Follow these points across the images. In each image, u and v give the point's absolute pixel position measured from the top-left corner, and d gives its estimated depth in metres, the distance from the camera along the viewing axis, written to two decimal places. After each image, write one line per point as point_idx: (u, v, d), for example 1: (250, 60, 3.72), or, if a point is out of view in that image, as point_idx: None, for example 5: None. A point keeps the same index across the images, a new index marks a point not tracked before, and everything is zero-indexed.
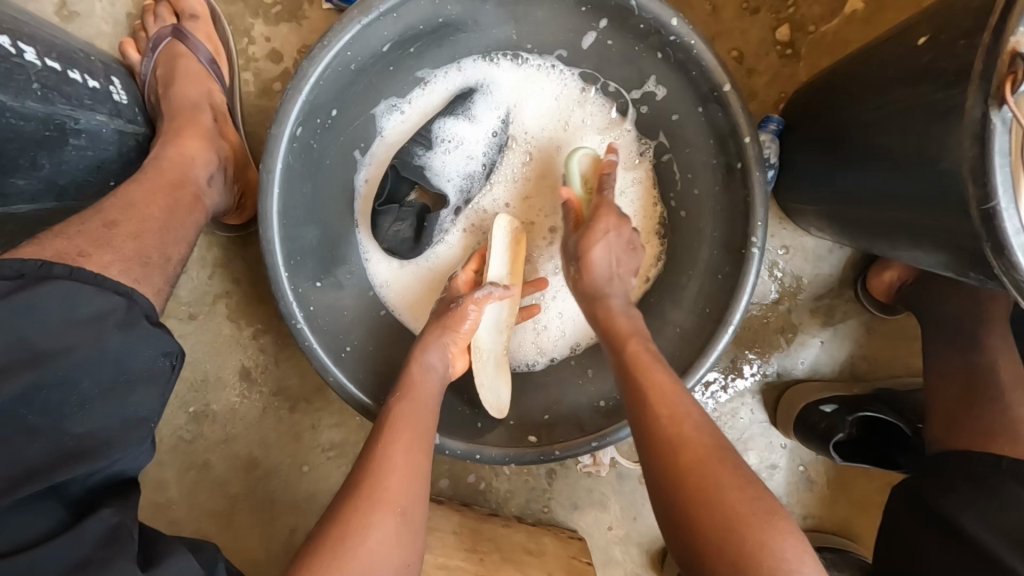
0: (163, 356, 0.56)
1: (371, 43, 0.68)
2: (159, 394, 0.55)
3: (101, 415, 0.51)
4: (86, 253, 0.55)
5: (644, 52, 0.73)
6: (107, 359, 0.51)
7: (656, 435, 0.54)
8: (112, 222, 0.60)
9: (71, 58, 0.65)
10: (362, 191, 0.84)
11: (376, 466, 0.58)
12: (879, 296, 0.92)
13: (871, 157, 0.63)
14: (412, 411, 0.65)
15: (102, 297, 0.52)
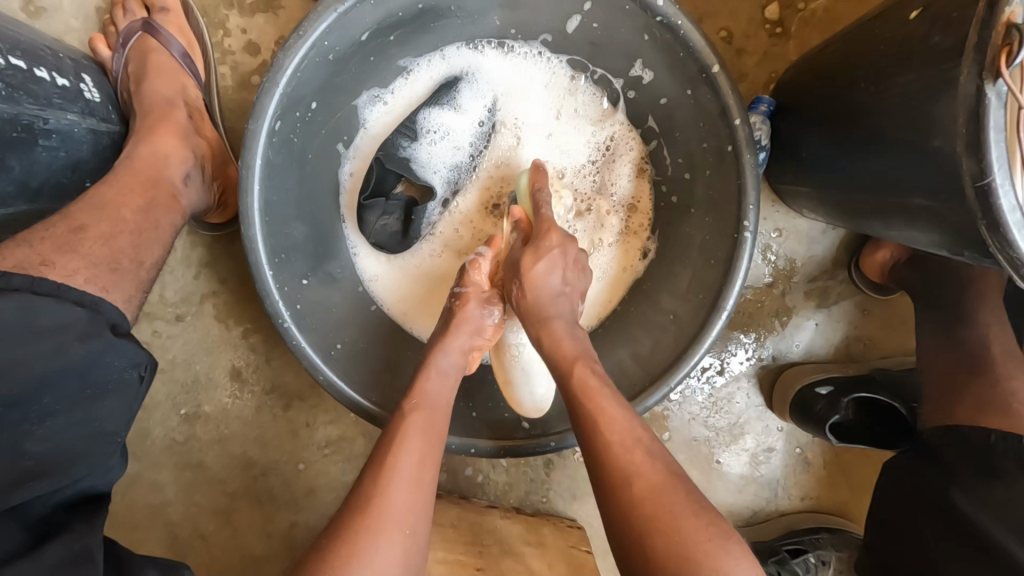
0: (132, 367, 0.55)
1: (350, 32, 0.66)
2: (128, 402, 0.55)
3: (68, 427, 0.51)
4: (50, 262, 0.55)
5: (630, 35, 0.71)
6: (77, 368, 0.50)
7: (612, 461, 0.55)
8: (79, 227, 0.60)
9: (37, 55, 0.63)
10: (346, 185, 0.82)
11: (382, 485, 0.56)
12: (874, 276, 0.92)
13: (870, 139, 0.61)
14: (421, 421, 0.63)
15: (62, 309, 0.50)
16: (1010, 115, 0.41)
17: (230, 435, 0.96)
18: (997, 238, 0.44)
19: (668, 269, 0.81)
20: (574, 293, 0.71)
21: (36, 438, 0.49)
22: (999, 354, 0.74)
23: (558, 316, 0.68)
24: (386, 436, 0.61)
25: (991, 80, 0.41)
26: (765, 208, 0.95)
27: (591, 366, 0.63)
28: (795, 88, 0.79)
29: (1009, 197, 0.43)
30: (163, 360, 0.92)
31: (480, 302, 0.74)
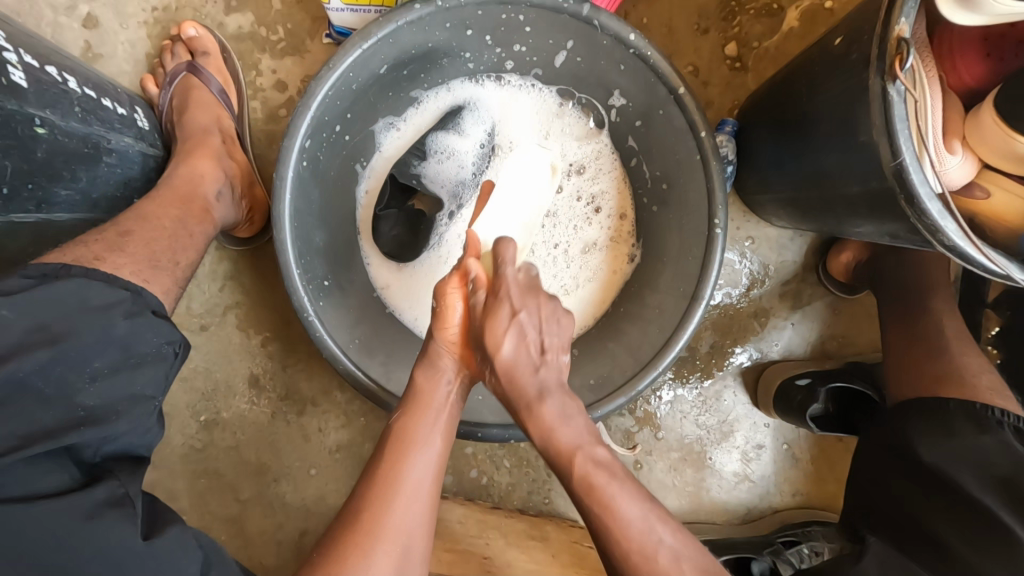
0: (167, 344, 0.62)
1: (372, 65, 0.77)
2: (162, 374, 0.61)
3: (112, 389, 0.56)
4: (101, 257, 0.62)
5: (608, 66, 0.83)
6: (121, 343, 0.57)
7: (629, 568, 0.57)
8: (127, 231, 0.68)
9: (103, 89, 0.74)
10: (362, 202, 0.93)
11: (381, 505, 0.60)
12: (839, 277, 1.02)
13: (819, 142, 0.72)
14: (425, 438, 0.65)
15: (110, 291, 0.58)
16: (908, 106, 0.52)
17: (245, 441, 1.00)
18: (916, 208, 0.54)
19: (653, 269, 0.90)
20: (552, 359, 0.68)
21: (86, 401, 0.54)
22: (951, 336, 0.83)
23: (541, 399, 0.64)
24: (383, 457, 0.64)
25: (891, 81, 0.52)
26: (738, 219, 1.06)
27: (592, 457, 0.62)
28: (754, 114, 0.91)
29: (918, 173, 0.53)
30: (186, 368, 0.98)
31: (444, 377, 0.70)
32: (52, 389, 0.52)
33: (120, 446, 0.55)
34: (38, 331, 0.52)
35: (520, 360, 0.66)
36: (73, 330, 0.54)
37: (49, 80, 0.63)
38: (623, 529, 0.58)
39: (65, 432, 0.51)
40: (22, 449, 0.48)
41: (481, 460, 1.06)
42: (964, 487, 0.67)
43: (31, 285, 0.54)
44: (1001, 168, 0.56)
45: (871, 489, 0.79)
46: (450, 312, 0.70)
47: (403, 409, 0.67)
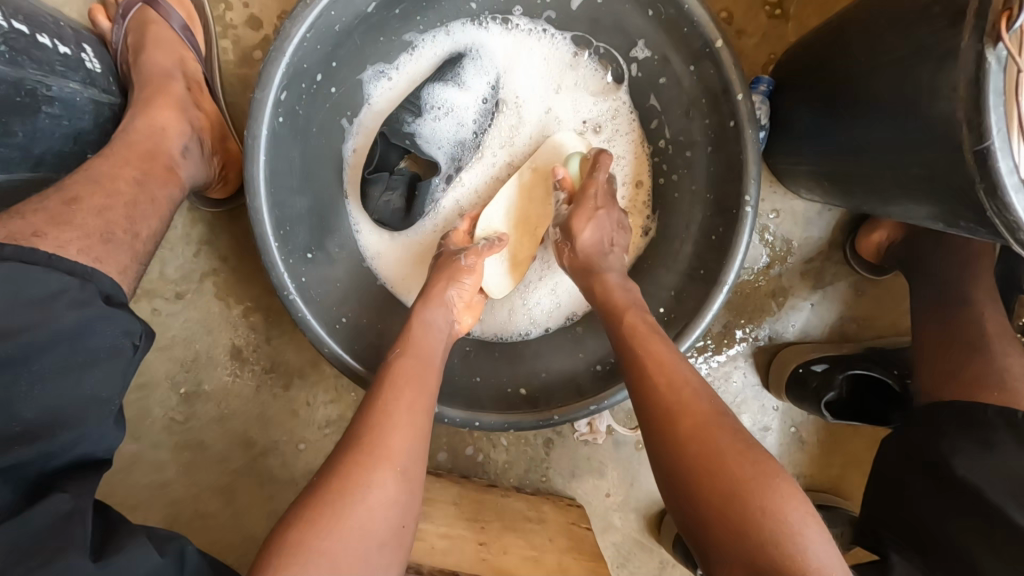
0: (126, 336, 0.54)
1: (356, 2, 0.66)
2: (121, 372, 0.53)
3: (54, 393, 0.48)
4: (42, 232, 0.54)
5: (633, 10, 0.72)
6: (68, 337, 0.49)
7: (649, 398, 0.57)
8: (74, 199, 0.59)
9: (38, 21, 0.63)
10: (350, 161, 0.82)
11: (380, 429, 0.57)
12: (867, 256, 0.94)
13: (868, 112, 0.63)
14: (420, 374, 0.64)
15: (50, 277, 0.50)
16: (1008, 77, 0.44)
17: (229, 414, 0.95)
18: (995, 202, 0.46)
19: (671, 246, 0.82)
20: (620, 249, 0.76)
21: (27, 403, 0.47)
22: (991, 330, 0.76)
23: (608, 270, 0.73)
24: (380, 386, 0.62)
25: (991, 44, 0.44)
26: (763, 190, 0.97)
27: (642, 316, 0.66)
28: (794, 70, 0.79)
29: (1008, 159, 0.44)
30: (162, 338, 0.91)
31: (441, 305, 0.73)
32: None
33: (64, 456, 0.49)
34: None
35: (599, 242, 0.74)
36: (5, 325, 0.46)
37: None
38: (652, 360, 0.60)
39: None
40: None
41: (477, 437, 1.02)
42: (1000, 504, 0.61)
43: None
44: None
45: (888, 497, 0.74)
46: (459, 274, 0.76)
47: (400, 350, 0.66)
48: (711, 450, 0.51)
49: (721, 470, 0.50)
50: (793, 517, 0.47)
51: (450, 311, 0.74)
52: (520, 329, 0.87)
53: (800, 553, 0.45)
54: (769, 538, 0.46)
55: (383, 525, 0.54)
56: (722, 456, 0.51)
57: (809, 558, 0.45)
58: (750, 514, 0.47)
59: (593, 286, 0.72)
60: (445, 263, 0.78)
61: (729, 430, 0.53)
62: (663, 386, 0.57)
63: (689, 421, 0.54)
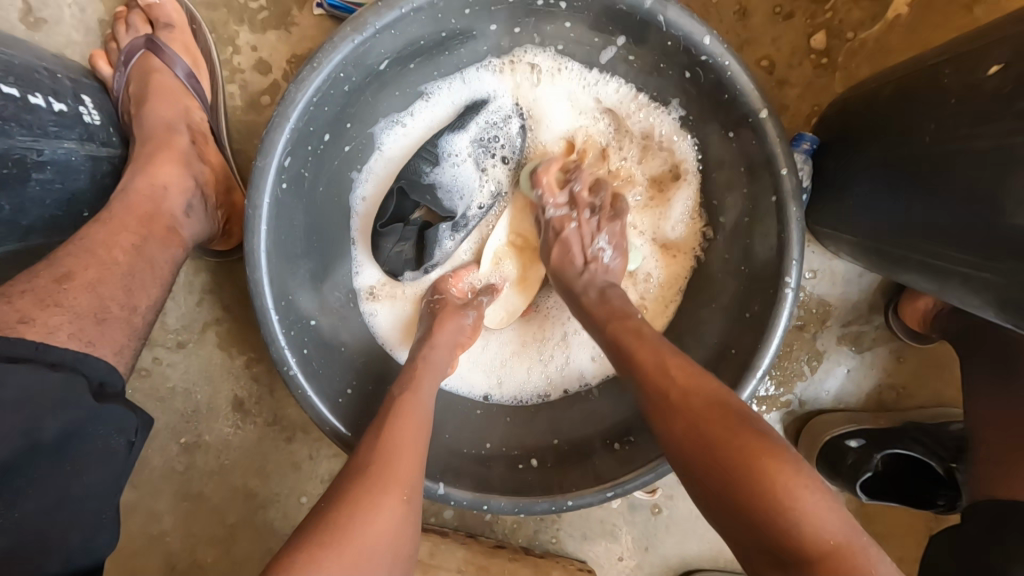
0: (120, 434, 0.50)
1: (367, 62, 0.62)
2: (113, 475, 0.49)
3: (42, 506, 0.45)
4: (30, 318, 0.49)
5: (671, 70, 0.68)
6: (57, 446, 0.46)
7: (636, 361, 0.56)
8: (65, 275, 0.54)
9: (32, 79, 0.58)
10: (360, 210, 0.77)
11: (388, 452, 0.53)
12: (913, 324, 0.86)
13: (941, 201, 0.56)
14: (426, 406, 0.60)
15: (38, 375, 0.45)
16: None
17: (230, 465, 0.92)
18: None
19: (697, 313, 0.76)
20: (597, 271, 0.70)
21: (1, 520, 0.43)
22: None
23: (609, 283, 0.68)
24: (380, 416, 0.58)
25: None
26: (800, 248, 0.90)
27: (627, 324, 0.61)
28: (844, 130, 0.72)
29: None
30: (163, 387, 0.88)
31: (454, 325, 0.71)
32: None
33: None
34: None
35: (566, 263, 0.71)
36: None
37: None
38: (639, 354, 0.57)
39: None
40: None
41: None
42: None
43: None
44: None
45: None
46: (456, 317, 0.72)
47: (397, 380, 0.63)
48: (728, 429, 0.48)
49: (730, 452, 0.47)
50: (804, 493, 0.44)
51: (451, 353, 0.69)
52: (538, 390, 0.81)
53: (808, 529, 0.42)
54: (778, 516, 0.43)
55: (388, 558, 0.48)
56: (731, 435, 0.47)
57: (826, 536, 0.42)
58: (759, 491, 0.44)
59: (614, 320, 0.62)
60: (449, 307, 0.74)
61: (729, 408, 0.50)
62: (673, 368, 0.54)
63: (700, 401, 0.51)
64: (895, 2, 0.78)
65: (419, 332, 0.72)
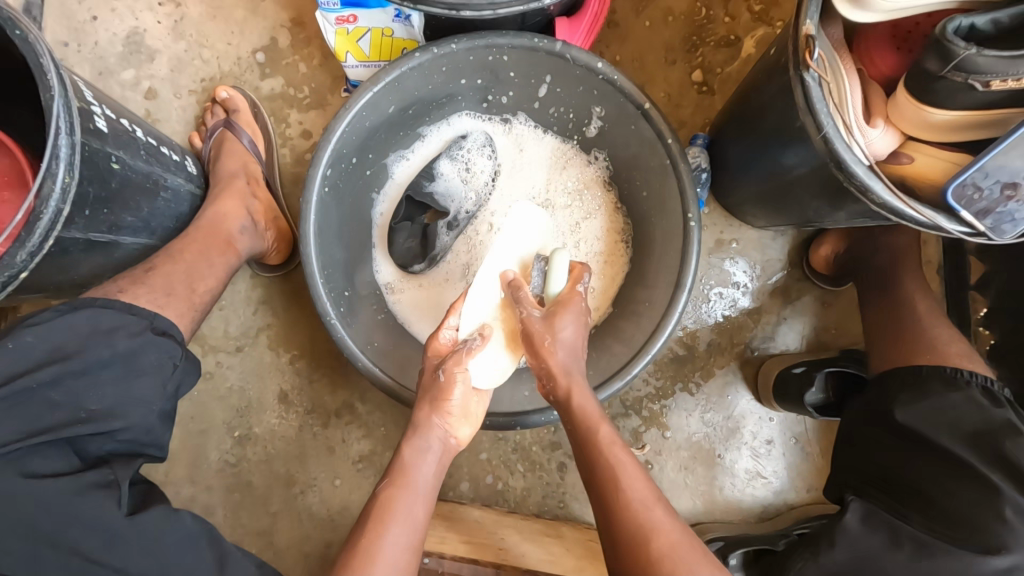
0: (167, 356, 0.72)
1: (381, 107, 0.91)
2: (157, 384, 0.70)
3: (107, 395, 0.66)
4: (124, 289, 0.74)
5: (586, 90, 0.93)
6: (121, 358, 0.68)
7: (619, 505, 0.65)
8: (150, 266, 0.79)
9: (162, 139, 0.88)
10: (378, 222, 1.05)
11: (363, 565, 0.63)
12: (822, 269, 1.08)
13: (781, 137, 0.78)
14: (407, 507, 0.69)
15: (118, 316, 0.69)
16: (824, 88, 0.62)
17: (275, 454, 1.07)
18: (845, 173, 0.63)
19: (642, 267, 0.99)
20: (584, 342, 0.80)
21: (89, 400, 0.65)
22: (923, 309, 0.87)
23: (566, 374, 0.75)
24: (363, 522, 0.67)
25: (806, 70, 0.62)
26: (721, 223, 1.13)
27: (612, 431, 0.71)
28: (719, 126, 1.01)
29: (840, 141, 0.62)
30: (222, 387, 1.08)
31: (433, 408, 0.76)
32: (61, 396, 0.64)
33: (125, 442, 0.67)
34: (55, 350, 0.65)
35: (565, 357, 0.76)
36: (80, 349, 0.66)
37: (122, 128, 0.76)
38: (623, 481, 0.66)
39: (61, 428, 0.63)
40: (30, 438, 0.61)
41: (496, 465, 1.08)
42: (940, 441, 0.68)
43: (57, 314, 0.66)
44: (919, 137, 0.65)
45: (851, 455, 0.79)
46: (451, 389, 0.76)
47: (388, 477, 0.72)
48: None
49: None
50: None
51: (437, 446, 0.76)
52: None
53: None
54: None
55: None
56: None
57: None
58: None
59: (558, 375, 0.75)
60: (428, 370, 0.79)
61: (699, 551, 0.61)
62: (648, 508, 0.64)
63: None
64: (745, 45, 1.11)
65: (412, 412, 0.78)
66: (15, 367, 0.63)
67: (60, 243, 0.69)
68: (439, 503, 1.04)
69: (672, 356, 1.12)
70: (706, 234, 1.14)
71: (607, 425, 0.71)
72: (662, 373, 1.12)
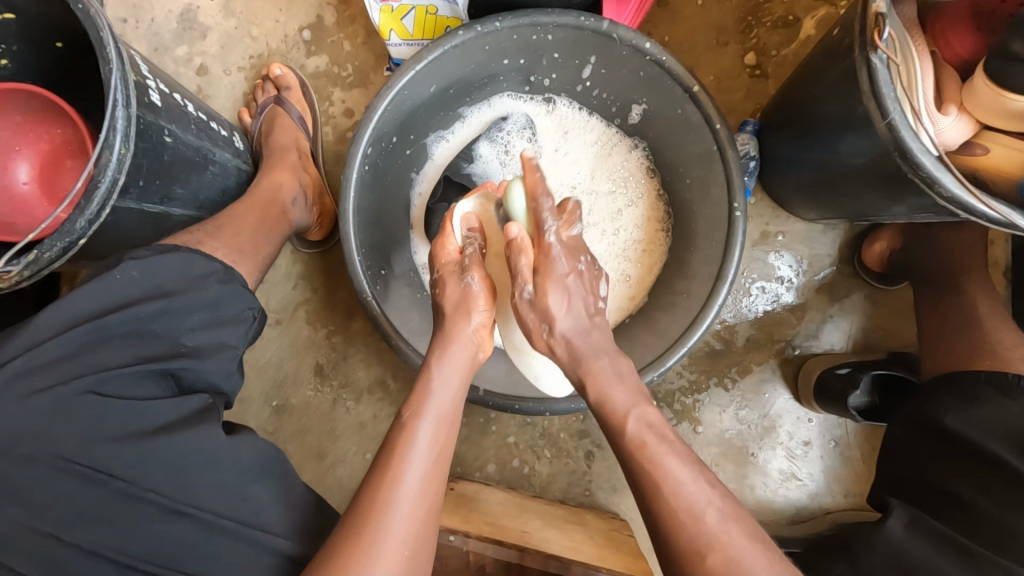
0: (247, 309, 0.74)
1: (422, 87, 0.90)
2: (243, 331, 0.72)
3: (201, 335, 0.68)
4: (203, 240, 0.75)
5: (630, 73, 0.90)
6: (212, 302, 0.69)
7: (632, 447, 0.62)
8: (222, 223, 0.80)
9: (211, 114, 0.90)
10: (416, 202, 1.05)
11: (387, 493, 0.60)
12: (875, 267, 1.02)
13: (839, 126, 0.74)
14: (422, 431, 0.65)
15: (208, 263, 0.71)
16: (892, 70, 0.58)
17: (309, 425, 1.11)
18: (910, 163, 0.59)
19: (682, 256, 0.96)
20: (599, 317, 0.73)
21: (187, 336, 0.67)
22: (985, 313, 0.82)
23: (577, 326, 0.70)
24: (384, 454, 0.64)
25: (873, 51, 0.58)
26: (767, 215, 1.09)
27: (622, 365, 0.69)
28: (772, 111, 0.96)
29: (907, 128, 0.58)
30: (261, 358, 1.12)
31: (457, 277, 0.78)
32: (161, 329, 0.65)
33: (204, 381, 0.67)
34: (155, 288, 0.66)
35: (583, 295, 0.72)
36: (180, 289, 0.68)
37: (174, 102, 0.78)
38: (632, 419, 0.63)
39: (167, 359, 0.64)
40: (136, 365, 0.61)
41: (522, 449, 1.09)
42: (987, 448, 0.65)
43: (150, 254, 0.67)
44: (996, 127, 0.60)
45: (894, 462, 0.76)
46: (473, 295, 0.77)
47: (406, 402, 0.69)
48: (694, 515, 0.56)
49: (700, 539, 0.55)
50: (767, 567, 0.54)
51: (463, 365, 0.73)
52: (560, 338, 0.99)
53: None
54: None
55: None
56: (703, 527, 0.56)
57: None
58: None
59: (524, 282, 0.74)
60: (448, 279, 0.78)
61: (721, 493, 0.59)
62: (661, 453, 0.60)
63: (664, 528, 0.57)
64: (805, 26, 1.05)
65: (436, 326, 0.77)
66: (119, 298, 0.64)
67: (116, 212, 0.72)
68: (466, 482, 1.05)
69: (708, 349, 1.09)
70: (751, 225, 1.10)
71: (605, 353, 0.70)
72: (697, 366, 1.09)
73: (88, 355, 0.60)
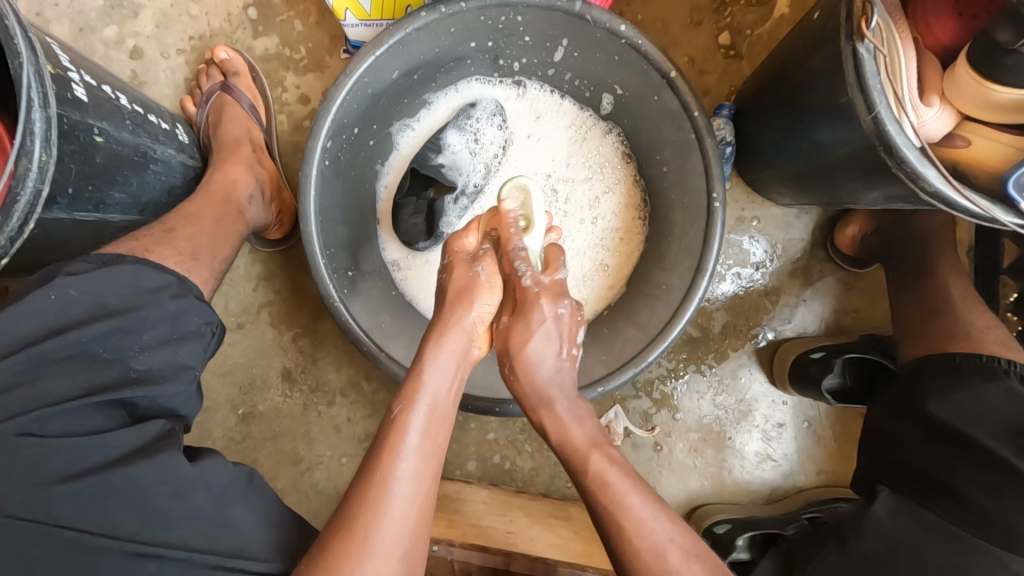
0: (206, 323, 0.68)
1: (384, 73, 0.84)
2: (204, 347, 0.67)
3: (158, 356, 0.62)
4: (151, 249, 0.68)
5: (605, 57, 0.86)
6: (167, 318, 0.64)
7: (633, 559, 0.58)
8: (171, 229, 0.73)
9: (148, 106, 0.82)
10: (383, 195, 0.99)
11: (375, 503, 0.56)
12: (847, 250, 1.03)
13: (821, 114, 0.72)
14: (410, 438, 0.61)
15: (160, 276, 0.65)
16: (879, 62, 0.56)
17: (280, 431, 1.06)
18: (895, 158, 0.57)
19: (661, 246, 0.94)
20: (569, 364, 0.72)
21: (138, 359, 0.61)
22: (956, 297, 0.83)
23: (553, 397, 0.69)
24: (374, 454, 0.60)
25: (859, 41, 0.56)
26: (742, 199, 1.08)
27: (608, 456, 0.65)
28: (747, 95, 0.94)
29: (892, 122, 0.56)
30: (224, 364, 1.05)
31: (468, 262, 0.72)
32: (109, 352, 0.60)
33: (162, 406, 0.62)
34: (99, 307, 0.61)
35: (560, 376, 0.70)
36: (128, 305, 0.62)
37: (103, 96, 0.70)
38: (626, 519, 0.59)
39: (120, 387, 0.59)
40: (86, 397, 0.57)
41: (503, 445, 1.07)
42: (975, 436, 0.67)
43: (91, 268, 0.61)
44: (977, 119, 0.59)
45: (877, 451, 0.79)
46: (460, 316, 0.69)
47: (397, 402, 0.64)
48: None
49: None
50: None
51: (456, 361, 0.68)
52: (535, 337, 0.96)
53: None
54: None
55: None
56: None
57: None
58: None
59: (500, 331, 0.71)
60: (458, 264, 0.72)
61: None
62: (669, 555, 0.57)
63: None
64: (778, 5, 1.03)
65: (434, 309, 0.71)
66: (59, 320, 0.59)
67: (43, 224, 0.65)
68: (447, 482, 1.03)
69: (686, 337, 1.09)
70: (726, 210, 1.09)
71: (597, 453, 0.65)
72: (675, 354, 1.09)
73: (27, 388, 0.55)
